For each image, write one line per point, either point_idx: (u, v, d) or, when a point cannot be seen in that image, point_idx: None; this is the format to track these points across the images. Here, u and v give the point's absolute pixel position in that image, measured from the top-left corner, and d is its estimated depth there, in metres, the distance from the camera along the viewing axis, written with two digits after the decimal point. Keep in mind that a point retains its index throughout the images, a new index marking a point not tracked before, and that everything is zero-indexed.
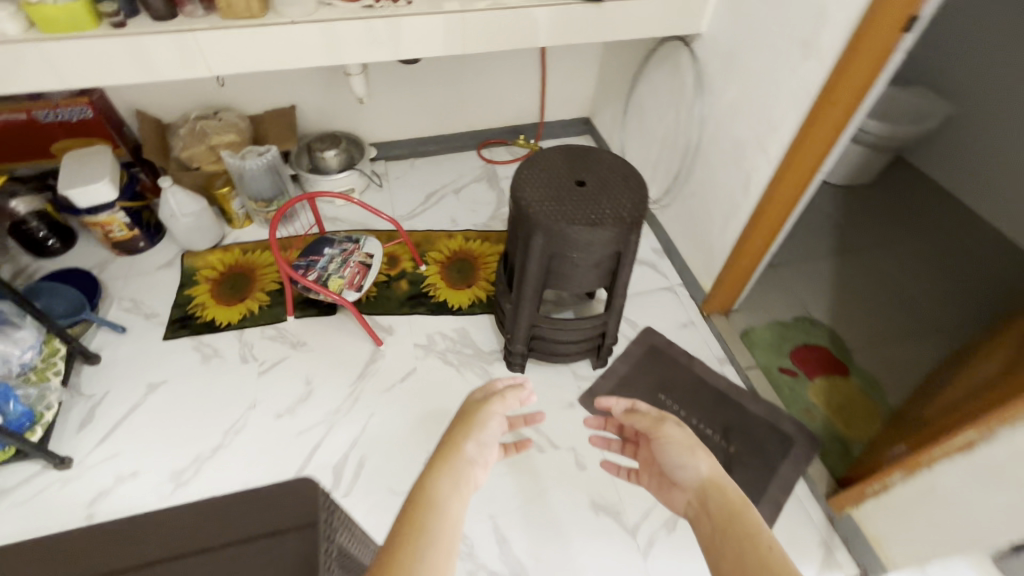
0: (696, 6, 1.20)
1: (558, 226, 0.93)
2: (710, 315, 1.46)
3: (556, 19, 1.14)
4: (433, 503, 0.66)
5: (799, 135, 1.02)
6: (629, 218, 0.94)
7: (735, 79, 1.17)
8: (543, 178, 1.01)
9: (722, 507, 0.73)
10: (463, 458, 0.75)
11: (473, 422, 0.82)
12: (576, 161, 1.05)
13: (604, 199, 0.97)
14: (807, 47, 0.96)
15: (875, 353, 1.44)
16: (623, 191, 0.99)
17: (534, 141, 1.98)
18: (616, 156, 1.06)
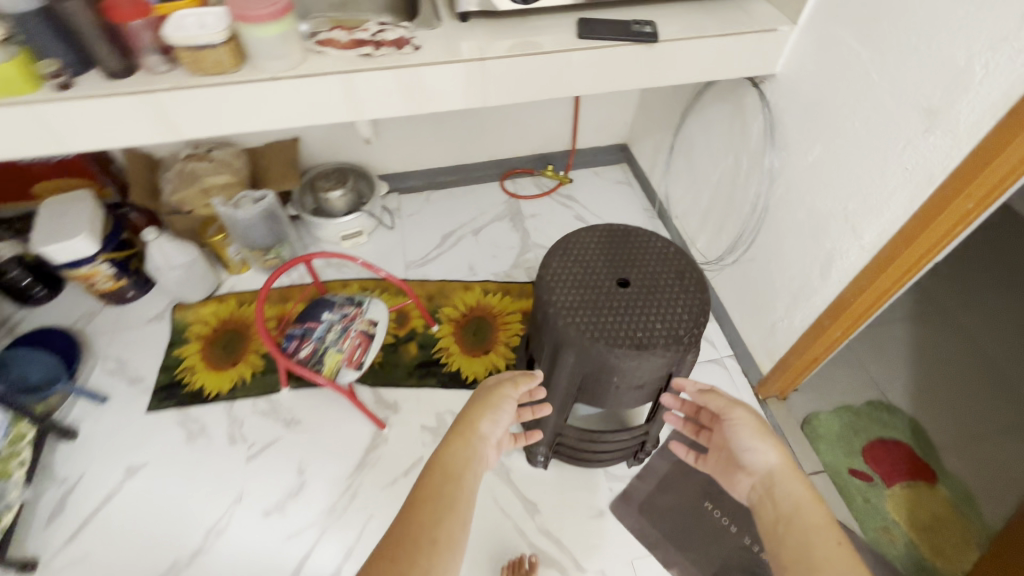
0: (771, 45, 0.97)
1: (595, 346, 0.74)
2: (767, 399, 1.25)
3: (596, 65, 0.93)
4: (445, 484, 0.69)
5: (908, 226, 0.79)
6: (685, 338, 0.75)
7: (820, 138, 0.94)
8: (577, 272, 0.82)
9: (791, 501, 0.69)
10: (476, 438, 0.74)
11: (485, 401, 0.77)
12: (618, 250, 0.85)
13: (653, 307, 0.78)
14: (933, 116, 0.73)
15: (967, 452, 1.21)
16: (677, 297, 0.79)
17: (563, 172, 1.77)
18: (666, 243, 0.87)
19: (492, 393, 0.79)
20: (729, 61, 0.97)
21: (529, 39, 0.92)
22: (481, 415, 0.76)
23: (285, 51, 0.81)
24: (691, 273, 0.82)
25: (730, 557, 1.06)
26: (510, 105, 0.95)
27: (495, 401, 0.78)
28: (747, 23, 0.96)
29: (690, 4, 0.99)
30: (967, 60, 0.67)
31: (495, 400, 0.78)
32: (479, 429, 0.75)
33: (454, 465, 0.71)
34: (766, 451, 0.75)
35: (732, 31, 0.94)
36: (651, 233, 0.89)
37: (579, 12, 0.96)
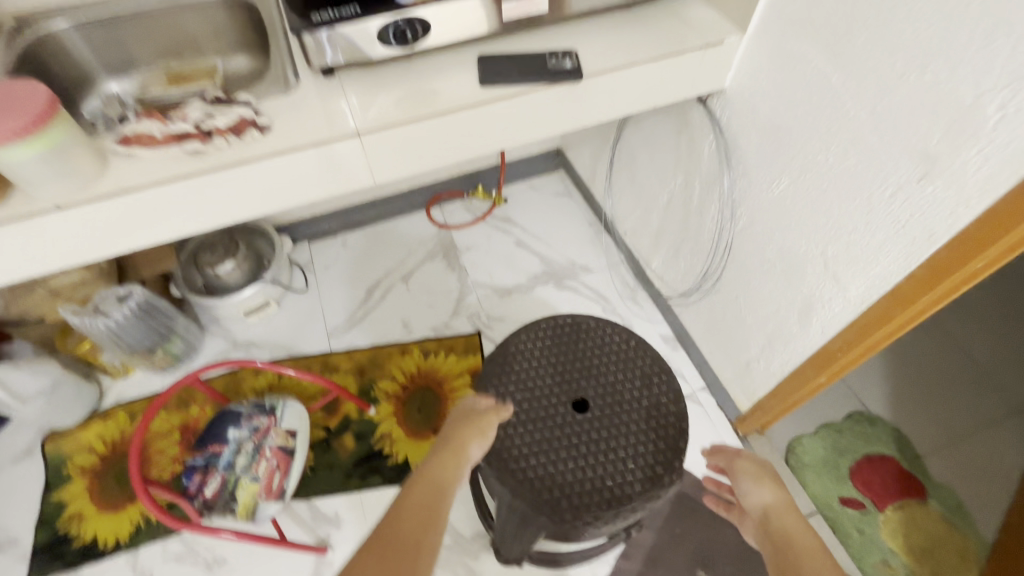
0: (717, 61, 0.79)
1: (554, 511, 0.58)
2: (748, 435, 1.15)
3: (510, 116, 0.74)
4: (429, 501, 0.55)
5: (905, 285, 0.66)
6: (666, 478, 0.60)
7: (785, 170, 0.79)
8: (520, 401, 0.65)
9: (793, 539, 0.62)
10: (462, 457, 0.59)
11: (474, 422, 0.61)
12: (567, 356, 0.69)
13: (621, 439, 0.62)
14: (930, 163, 0.58)
15: (954, 457, 1.16)
16: (649, 417, 0.64)
17: (496, 190, 1.57)
18: (626, 336, 0.70)
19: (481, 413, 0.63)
20: (669, 86, 0.80)
21: (419, 94, 0.71)
22: (472, 435, 0.60)
23: (75, 169, 0.58)
24: (660, 376, 0.67)
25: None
26: (407, 179, 0.76)
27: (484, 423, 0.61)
28: (687, 38, 0.77)
29: (616, 16, 0.79)
30: (975, 98, 0.52)
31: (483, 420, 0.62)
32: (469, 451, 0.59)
33: (440, 480, 0.58)
34: (767, 492, 0.68)
35: (671, 52, 0.75)
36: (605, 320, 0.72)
37: (478, 45, 0.76)
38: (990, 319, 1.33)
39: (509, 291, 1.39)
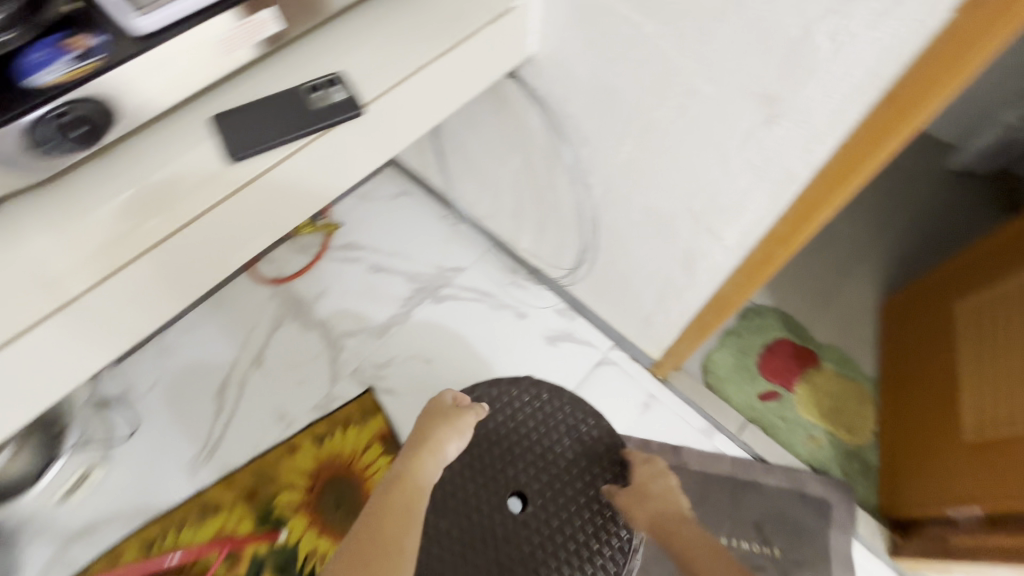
0: (513, 30, 0.67)
1: None
2: (667, 376, 1.16)
3: (286, 188, 0.55)
4: (417, 491, 0.68)
5: (779, 225, 0.64)
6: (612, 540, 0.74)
7: (627, 134, 0.70)
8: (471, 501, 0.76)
9: (683, 537, 0.72)
10: (443, 451, 0.73)
11: (454, 425, 0.75)
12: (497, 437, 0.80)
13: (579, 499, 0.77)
14: (775, 105, 0.53)
15: (828, 316, 1.28)
16: (576, 490, 0.77)
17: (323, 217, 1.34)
18: (528, 417, 0.82)
19: (459, 414, 0.77)
20: (471, 74, 0.65)
21: (136, 201, 0.49)
22: (453, 436, 0.74)
23: None
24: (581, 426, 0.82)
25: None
26: (185, 308, 0.57)
27: (462, 425, 0.76)
28: (470, 11, 0.63)
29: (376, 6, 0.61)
30: (803, 29, 0.47)
31: (459, 423, 0.75)
32: (449, 449, 0.73)
33: (422, 476, 0.70)
34: (658, 495, 0.75)
35: (457, 38, 0.61)
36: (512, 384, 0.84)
37: (202, 105, 0.54)
38: None
39: (385, 327, 1.22)
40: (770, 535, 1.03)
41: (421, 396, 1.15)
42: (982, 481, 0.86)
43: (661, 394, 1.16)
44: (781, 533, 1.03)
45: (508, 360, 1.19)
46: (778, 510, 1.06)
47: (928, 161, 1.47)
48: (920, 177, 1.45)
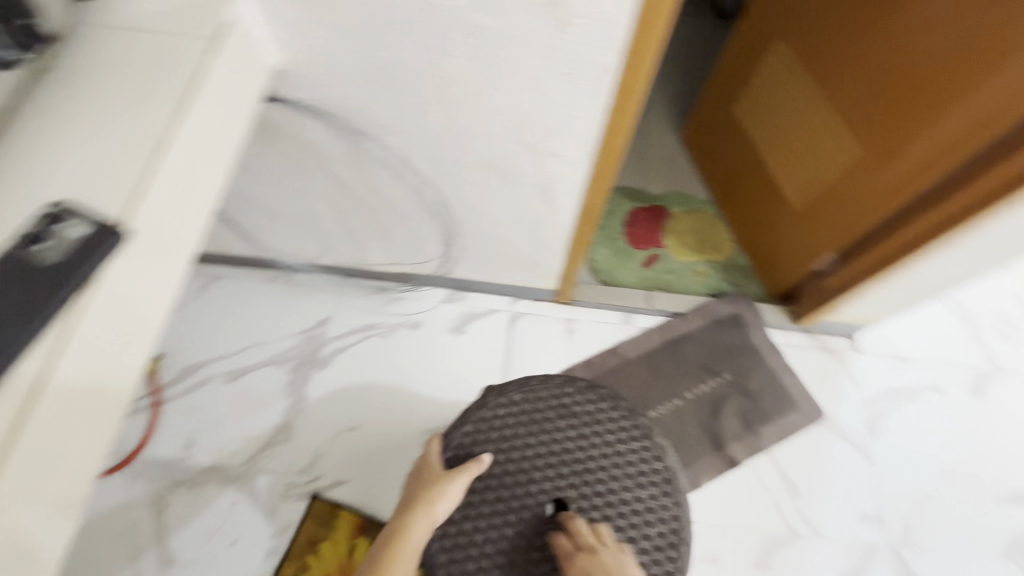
0: (241, 49, 0.55)
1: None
2: (571, 296, 1.20)
3: (96, 358, 0.44)
4: (401, 554, 0.69)
5: (611, 118, 0.63)
6: (652, 476, 0.81)
7: (428, 102, 0.64)
8: (523, 516, 0.79)
9: None
10: (432, 512, 0.73)
11: (442, 485, 0.75)
12: (506, 462, 0.81)
13: (606, 477, 0.80)
14: (559, 8, 0.51)
15: (654, 172, 1.42)
16: (601, 461, 0.81)
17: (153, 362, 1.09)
18: (520, 432, 0.83)
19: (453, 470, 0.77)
20: (227, 119, 0.53)
21: None
22: (444, 495, 0.74)
23: None
24: (569, 408, 0.84)
25: (701, 419, 1.12)
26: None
27: (456, 482, 0.76)
28: (174, 54, 0.51)
29: (47, 113, 0.49)
30: None
31: (453, 480, 0.76)
32: (439, 509, 0.73)
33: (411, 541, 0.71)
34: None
35: (183, 89, 0.49)
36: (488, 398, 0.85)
37: None
38: None
39: (288, 426, 1.05)
40: (716, 366, 1.16)
41: (370, 465, 1.03)
42: (829, 227, 1.04)
43: (576, 314, 1.20)
44: (722, 359, 1.16)
45: (431, 374, 1.11)
46: (711, 343, 1.18)
47: None
48: None
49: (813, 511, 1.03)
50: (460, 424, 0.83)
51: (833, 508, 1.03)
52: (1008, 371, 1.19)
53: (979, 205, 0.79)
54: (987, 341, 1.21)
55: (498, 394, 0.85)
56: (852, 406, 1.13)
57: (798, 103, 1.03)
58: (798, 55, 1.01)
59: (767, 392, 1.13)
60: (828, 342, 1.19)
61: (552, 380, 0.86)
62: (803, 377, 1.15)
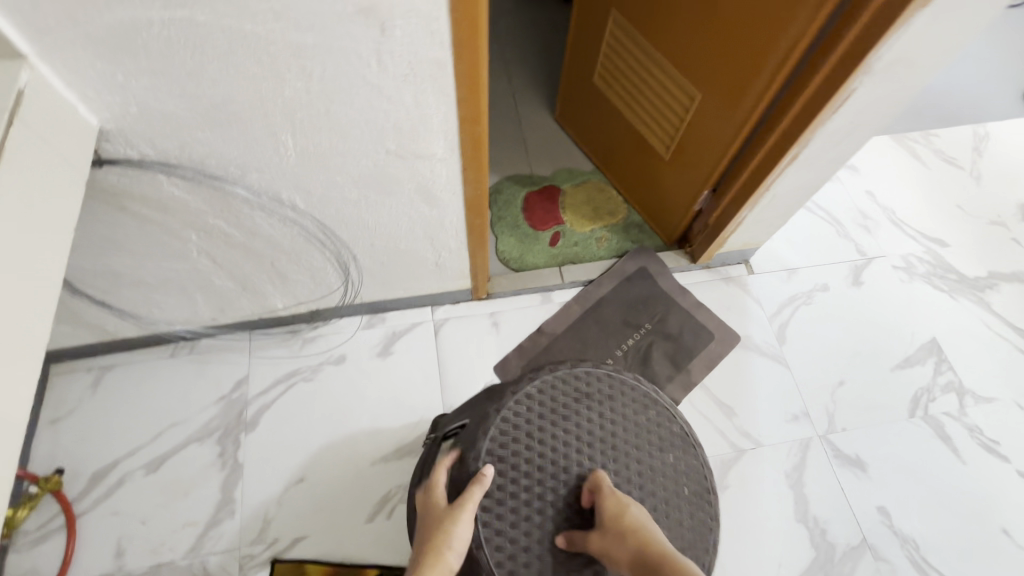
0: (46, 118, 0.52)
1: (690, 540, 0.78)
2: (488, 290, 1.21)
3: None
4: None
5: (463, 109, 0.65)
6: (675, 437, 0.84)
7: (276, 130, 0.63)
8: (567, 507, 0.77)
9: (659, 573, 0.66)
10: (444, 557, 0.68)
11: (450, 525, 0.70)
12: (538, 459, 0.79)
13: (635, 450, 0.81)
14: (374, 14, 0.52)
15: (538, 156, 1.47)
16: (626, 435, 0.82)
17: (43, 481, 0.94)
18: (542, 425, 0.81)
19: (460, 503, 0.72)
20: (38, 198, 0.50)
21: None
22: (453, 534, 0.70)
23: None
24: (581, 390, 0.84)
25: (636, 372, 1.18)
26: None
27: (458, 529, 0.70)
28: None
29: None
30: None
31: (459, 516, 0.71)
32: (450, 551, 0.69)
33: None
34: (629, 535, 0.70)
35: None
36: (507, 396, 0.82)
37: None
38: None
39: (228, 498, 0.99)
40: (637, 319, 1.23)
41: (327, 512, 0.99)
42: (698, 170, 1.12)
43: (497, 307, 1.22)
44: (640, 312, 1.23)
45: (368, 403, 1.09)
46: (628, 300, 1.25)
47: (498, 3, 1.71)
48: (503, 16, 1.67)
49: (750, 424, 1.12)
50: (483, 431, 0.79)
51: (766, 417, 1.13)
52: (876, 258, 1.35)
53: (797, 124, 0.86)
54: (853, 236, 1.37)
55: (516, 391, 0.82)
56: (760, 322, 1.23)
57: (644, 62, 1.10)
58: (629, 19, 1.08)
59: (686, 331, 1.21)
60: (727, 272, 1.29)
61: (564, 366, 0.85)
62: (714, 308, 1.24)
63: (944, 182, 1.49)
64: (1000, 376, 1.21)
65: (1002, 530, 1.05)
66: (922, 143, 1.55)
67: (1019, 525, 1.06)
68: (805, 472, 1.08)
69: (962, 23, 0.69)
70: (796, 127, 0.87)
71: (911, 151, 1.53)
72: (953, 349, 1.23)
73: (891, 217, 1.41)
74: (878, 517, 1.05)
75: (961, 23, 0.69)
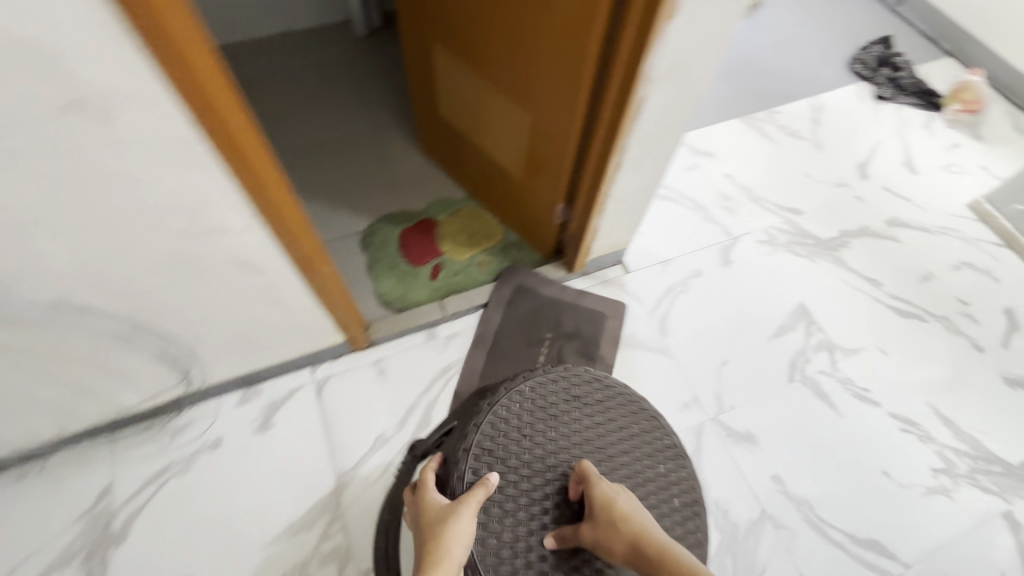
0: None
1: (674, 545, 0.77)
2: (369, 338, 1.18)
3: None
4: None
5: (241, 177, 0.62)
6: (667, 447, 0.85)
7: (31, 235, 0.58)
8: (553, 504, 0.79)
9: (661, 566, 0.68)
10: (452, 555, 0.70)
11: (455, 525, 0.72)
12: (527, 456, 0.81)
13: (624, 455, 0.83)
14: (90, 106, 0.48)
15: (409, 189, 1.46)
16: (617, 444, 0.84)
17: None
18: (534, 426, 0.84)
19: (465, 502, 0.74)
20: None
21: None
22: (460, 535, 0.71)
23: None
24: (572, 395, 0.88)
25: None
26: None
27: (461, 526, 0.72)
28: None
29: None
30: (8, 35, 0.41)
31: (464, 516, 0.73)
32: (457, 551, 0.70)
33: None
34: (624, 529, 0.71)
35: None
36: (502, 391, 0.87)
37: None
38: (303, 111, 1.56)
39: None
40: (527, 336, 1.23)
41: None
42: (548, 186, 1.13)
43: (381, 352, 1.18)
44: (527, 329, 1.24)
45: (252, 484, 1.02)
46: (519, 313, 1.26)
47: (350, 42, 1.69)
48: (357, 56, 1.66)
49: None
50: (476, 424, 0.84)
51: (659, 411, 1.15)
52: (742, 236, 1.42)
53: (610, 133, 0.88)
54: (718, 219, 1.44)
55: (510, 388, 0.87)
56: (641, 318, 1.27)
57: (475, 87, 1.10)
58: (450, 48, 1.08)
59: (577, 334, 1.23)
60: (605, 275, 1.33)
61: (558, 368, 0.89)
62: (598, 311, 1.27)
63: (792, 155, 1.60)
64: (862, 327, 1.29)
65: (883, 472, 1.12)
66: (769, 121, 1.66)
67: (897, 464, 1.13)
68: (701, 456, 1.11)
69: (717, 27, 0.73)
70: (610, 136, 0.89)
71: (760, 130, 1.64)
72: (820, 310, 1.32)
73: (750, 195, 1.50)
74: (773, 486, 1.09)
75: (718, 28, 0.73)
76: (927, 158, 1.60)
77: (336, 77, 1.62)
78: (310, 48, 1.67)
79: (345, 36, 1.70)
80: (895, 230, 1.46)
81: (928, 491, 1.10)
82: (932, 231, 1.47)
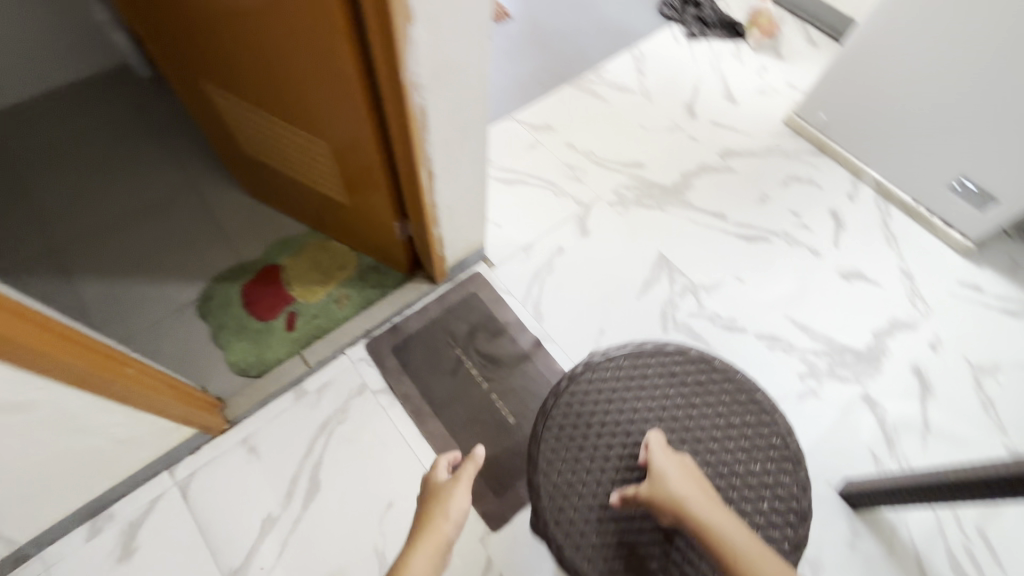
0: None
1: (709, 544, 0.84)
2: (230, 416, 1.07)
3: None
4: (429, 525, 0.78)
5: None
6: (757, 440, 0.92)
7: None
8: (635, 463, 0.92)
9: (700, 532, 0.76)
10: (447, 497, 0.83)
11: (455, 477, 0.86)
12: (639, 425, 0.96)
13: (735, 463, 0.91)
14: None
15: (241, 237, 1.32)
16: (723, 428, 0.94)
17: None
18: (642, 394, 0.98)
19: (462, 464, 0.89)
20: None
21: None
22: (460, 484, 0.85)
23: None
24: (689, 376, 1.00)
25: (429, 389, 1.15)
26: None
27: (456, 497, 0.83)
28: None
29: None
30: None
31: (464, 470, 0.87)
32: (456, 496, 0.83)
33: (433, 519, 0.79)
34: (669, 500, 0.80)
35: None
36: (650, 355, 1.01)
37: None
38: (98, 179, 1.37)
39: None
40: (405, 363, 1.17)
41: None
42: (376, 206, 1.06)
43: (248, 428, 1.07)
44: (403, 355, 1.18)
45: None
46: (397, 338, 1.20)
47: (132, 88, 1.49)
48: (145, 102, 1.47)
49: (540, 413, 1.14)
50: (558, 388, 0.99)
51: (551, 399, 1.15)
52: (594, 202, 1.44)
53: (405, 145, 0.83)
54: (569, 191, 1.45)
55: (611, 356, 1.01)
56: (516, 311, 1.25)
57: (262, 119, 0.99)
58: (219, 82, 0.96)
59: (456, 347, 1.19)
60: (471, 276, 1.29)
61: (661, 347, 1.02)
62: (472, 316, 1.23)
63: (625, 110, 1.63)
64: (717, 261, 1.37)
65: None
66: (597, 81, 1.68)
67: (770, 381, 1.22)
68: None
69: (466, 22, 0.69)
70: (407, 149, 0.83)
71: (591, 92, 1.65)
72: (678, 255, 1.37)
73: (594, 158, 1.52)
74: None
75: (471, 18, 0.69)
76: (742, 86, 1.70)
77: (127, 131, 1.43)
78: (86, 105, 1.46)
79: (127, 81, 1.50)
80: (729, 161, 1.55)
81: (800, 397, 1.20)
82: (760, 154, 1.57)
